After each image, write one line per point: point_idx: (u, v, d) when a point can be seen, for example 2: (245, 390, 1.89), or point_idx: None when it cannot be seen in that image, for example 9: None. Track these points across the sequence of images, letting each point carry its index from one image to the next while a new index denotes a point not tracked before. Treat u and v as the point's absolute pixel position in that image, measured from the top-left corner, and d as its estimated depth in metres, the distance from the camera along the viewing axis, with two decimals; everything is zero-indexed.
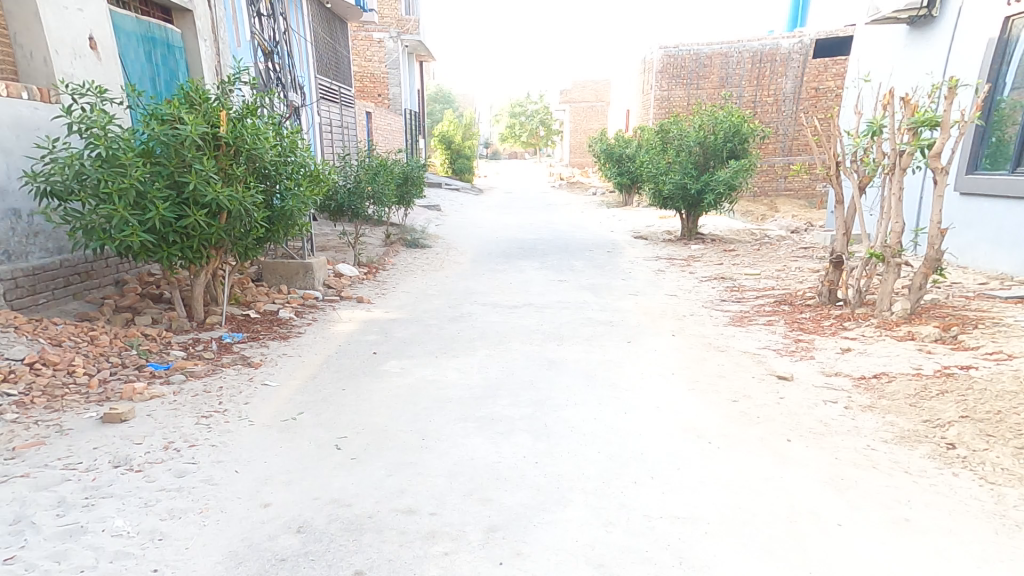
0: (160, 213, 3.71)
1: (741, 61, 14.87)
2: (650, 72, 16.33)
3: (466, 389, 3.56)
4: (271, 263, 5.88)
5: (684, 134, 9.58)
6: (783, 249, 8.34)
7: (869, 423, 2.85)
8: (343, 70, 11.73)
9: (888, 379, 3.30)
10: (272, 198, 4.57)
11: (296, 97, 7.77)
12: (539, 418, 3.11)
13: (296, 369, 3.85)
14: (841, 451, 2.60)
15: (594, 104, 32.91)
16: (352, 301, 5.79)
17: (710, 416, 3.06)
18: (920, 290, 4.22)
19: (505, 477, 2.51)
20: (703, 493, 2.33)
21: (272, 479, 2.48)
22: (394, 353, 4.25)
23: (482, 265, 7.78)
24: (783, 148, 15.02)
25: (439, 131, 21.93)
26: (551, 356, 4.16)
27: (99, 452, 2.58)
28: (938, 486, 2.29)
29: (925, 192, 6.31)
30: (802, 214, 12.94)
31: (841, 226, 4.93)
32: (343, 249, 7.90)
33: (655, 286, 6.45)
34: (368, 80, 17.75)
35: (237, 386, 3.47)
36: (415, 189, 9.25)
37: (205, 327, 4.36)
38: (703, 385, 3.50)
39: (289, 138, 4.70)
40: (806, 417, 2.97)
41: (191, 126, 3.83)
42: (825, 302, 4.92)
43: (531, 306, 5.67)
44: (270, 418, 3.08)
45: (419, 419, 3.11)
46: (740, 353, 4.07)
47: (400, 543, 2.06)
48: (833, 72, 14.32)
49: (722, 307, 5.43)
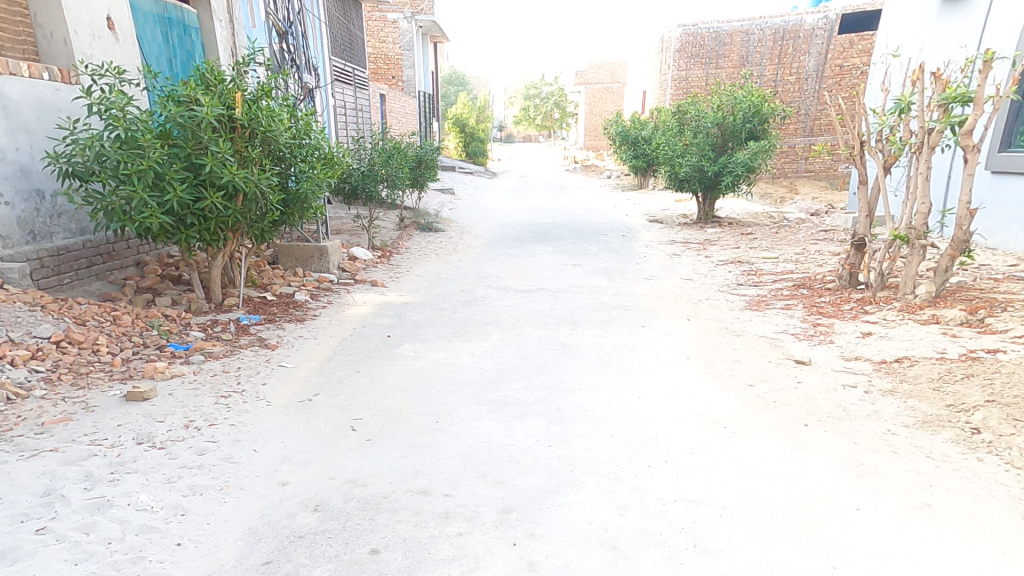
0: (178, 195, 3.76)
1: (763, 38, 14.48)
2: (668, 52, 15.99)
3: (480, 372, 3.57)
4: (287, 246, 5.93)
5: (702, 115, 9.39)
6: (802, 232, 8.18)
7: (889, 408, 2.80)
8: (357, 51, 11.66)
9: (910, 363, 3.23)
10: (286, 180, 4.60)
11: (311, 78, 7.73)
12: (553, 402, 3.12)
13: (312, 351, 3.90)
14: (860, 436, 2.57)
15: (610, 86, 32.44)
16: (366, 284, 5.83)
17: (725, 400, 3.03)
18: (946, 273, 4.11)
19: (518, 460, 2.52)
20: (717, 478, 2.32)
21: (290, 458, 2.52)
22: (408, 336, 4.28)
23: (495, 249, 7.77)
24: (804, 129, 14.67)
25: (453, 114, 21.74)
26: (565, 340, 4.15)
27: (123, 429, 2.64)
28: (961, 471, 2.25)
29: (954, 171, 6.12)
30: (822, 197, 12.66)
31: (864, 207, 4.80)
32: (358, 233, 7.94)
33: (670, 270, 6.37)
34: (382, 62, 17.63)
35: (255, 367, 3.53)
36: (429, 173, 9.22)
37: (223, 309, 4.43)
38: (718, 370, 3.47)
39: (304, 120, 4.70)
40: (823, 401, 2.93)
41: (207, 107, 3.83)
42: (846, 286, 4.82)
43: (545, 290, 5.65)
44: (287, 399, 3.13)
45: (433, 402, 3.13)
46: (756, 338, 4.01)
47: (415, 523, 2.09)
48: (858, 49, 13.91)
49: (739, 291, 5.36)
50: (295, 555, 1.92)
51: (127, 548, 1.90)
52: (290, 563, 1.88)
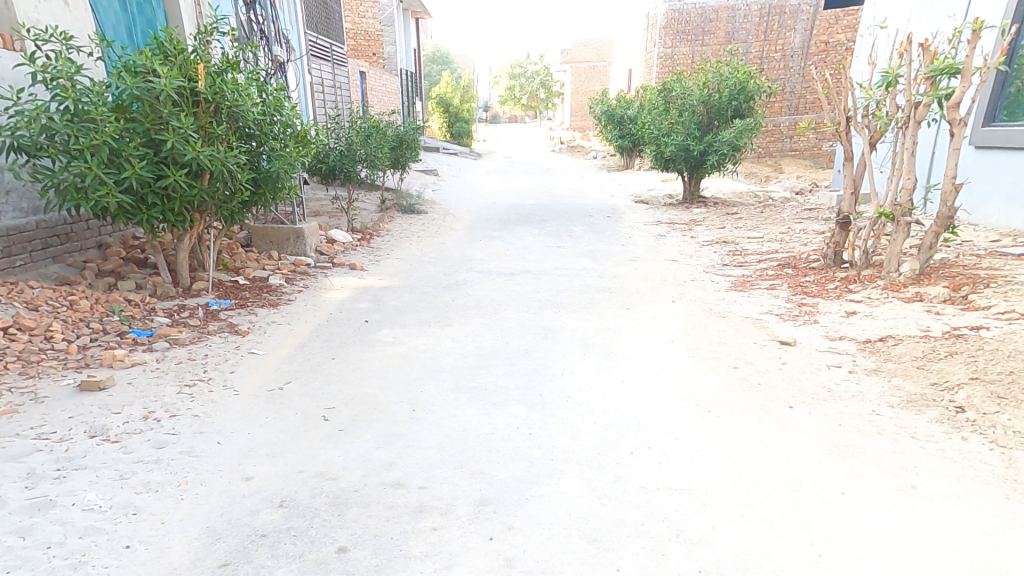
0: (137, 172, 3.57)
1: (748, 14, 14.34)
2: (654, 28, 15.76)
3: (460, 358, 3.53)
4: (261, 229, 5.77)
5: (688, 93, 9.25)
6: (786, 211, 8.16)
7: (874, 388, 2.72)
8: (335, 25, 11.32)
9: (895, 342, 3.15)
10: (258, 159, 4.47)
11: (282, 52, 7.09)
12: (534, 388, 3.09)
13: (284, 338, 3.79)
14: (844, 418, 2.49)
15: (596, 65, 32.12)
16: (345, 268, 5.69)
17: (709, 384, 3.02)
18: (930, 250, 4.01)
19: (497, 449, 2.48)
20: (701, 463, 2.27)
21: (256, 451, 2.41)
22: (387, 322, 4.20)
23: (479, 231, 7.65)
24: (789, 107, 14.61)
25: (436, 94, 21.27)
26: (547, 324, 4.09)
27: (74, 422, 2.50)
28: (946, 451, 2.16)
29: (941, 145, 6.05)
30: (806, 175, 12.66)
31: (849, 184, 4.75)
32: (337, 215, 7.75)
33: (656, 250, 6.31)
34: (362, 38, 16.65)
35: (223, 354, 3.41)
36: (411, 153, 8.97)
37: (191, 293, 4.26)
38: (703, 353, 3.45)
39: (274, 95, 4.57)
40: (808, 383, 2.89)
41: (165, 79, 3.64)
42: (830, 264, 4.79)
43: (528, 272, 5.57)
44: (256, 387, 3.02)
45: (411, 390, 3.08)
46: (741, 319, 3.98)
47: (386, 518, 2.00)
48: (843, 24, 13.84)
49: (723, 272, 5.31)
50: (256, 555, 1.82)
51: (67, 553, 1.78)
52: (250, 564, 1.78)
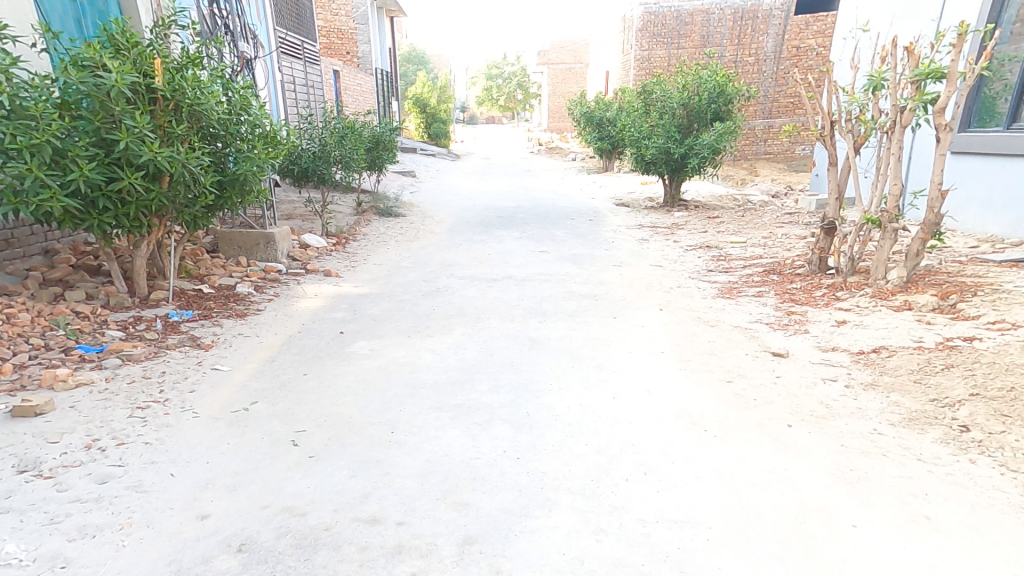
0: (85, 175, 3.30)
1: (723, 18, 14.48)
2: (630, 31, 15.79)
3: (441, 372, 3.33)
4: (229, 233, 5.48)
5: (667, 95, 9.19)
6: (767, 215, 8.16)
7: (873, 404, 2.63)
8: (307, 22, 10.99)
9: (889, 354, 3.08)
10: (224, 161, 4.26)
11: (248, 48, 6.67)
12: (521, 405, 2.92)
13: (252, 352, 3.54)
14: (846, 437, 2.39)
15: (573, 66, 32.19)
16: (319, 274, 5.43)
17: (703, 400, 2.91)
18: (917, 257, 3.97)
19: (482, 477, 2.30)
20: (700, 490, 2.14)
21: (213, 483, 2.19)
22: (363, 333, 3.98)
23: (459, 235, 7.44)
24: (764, 111, 14.77)
25: (412, 93, 20.97)
26: (532, 334, 3.93)
27: (3, 455, 2.24)
28: (956, 476, 2.06)
29: (929, 152, 6.05)
30: (781, 178, 12.80)
31: (834, 189, 4.71)
32: (311, 218, 7.46)
33: (639, 255, 6.21)
34: (336, 36, 16.37)
35: (182, 371, 3.15)
36: (387, 154, 8.71)
37: (149, 304, 3.99)
38: (694, 365, 3.34)
39: (240, 94, 4.36)
40: (805, 398, 2.80)
41: (116, 74, 3.41)
42: (816, 271, 4.75)
43: (511, 278, 5.40)
44: (218, 409, 2.78)
45: (389, 409, 2.87)
46: (730, 328, 3.89)
47: (360, 562, 1.81)
48: (814, 30, 14.05)
49: (709, 278, 5.23)
50: None
51: None
52: None
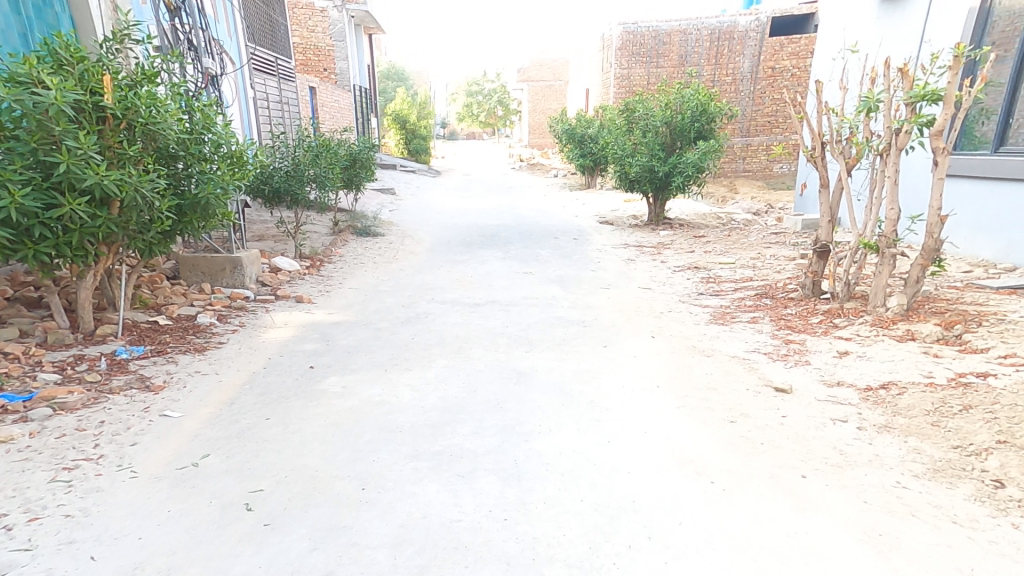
0: (17, 202, 2.98)
1: (700, 39, 14.68)
2: (609, 50, 15.88)
3: (420, 413, 3.04)
4: (192, 258, 5.14)
5: (650, 113, 9.13)
6: (753, 234, 8.08)
7: (890, 450, 2.43)
8: (282, 38, 10.75)
9: (899, 391, 2.90)
10: (181, 184, 3.97)
11: (213, 63, 6.36)
12: (508, 452, 2.64)
13: (209, 394, 3.20)
14: (868, 492, 2.18)
15: (553, 83, 32.44)
16: (290, 300, 5.11)
17: (706, 443, 2.66)
18: (917, 284, 3.84)
19: (465, 546, 2.01)
20: (713, 561, 1.89)
21: (144, 566, 1.86)
22: (336, 367, 3.66)
23: (439, 255, 7.17)
24: (742, 129, 14.90)
25: (392, 110, 20.79)
26: (519, 366, 3.66)
27: None
28: (999, 544, 1.86)
29: (926, 177, 5.99)
30: (762, 196, 12.85)
31: (826, 212, 4.57)
32: (283, 239, 7.13)
33: (627, 277, 6.02)
34: (312, 52, 16.15)
35: (124, 420, 2.84)
36: (365, 171, 8.44)
37: (94, 340, 3.71)
38: (693, 402, 3.11)
39: (200, 112, 4.11)
40: (816, 442, 2.58)
41: (56, 92, 3.10)
42: (809, 295, 4.62)
43: (494, 302, 5.13)
44: (162, 466, 2.46)
45: (361, 459, 2.56)
46: (727, 358, 3.68)
47: None
48: (787, 52, 14.20)
49: (700, 301, 5.04)
50: None
51: None
52: None
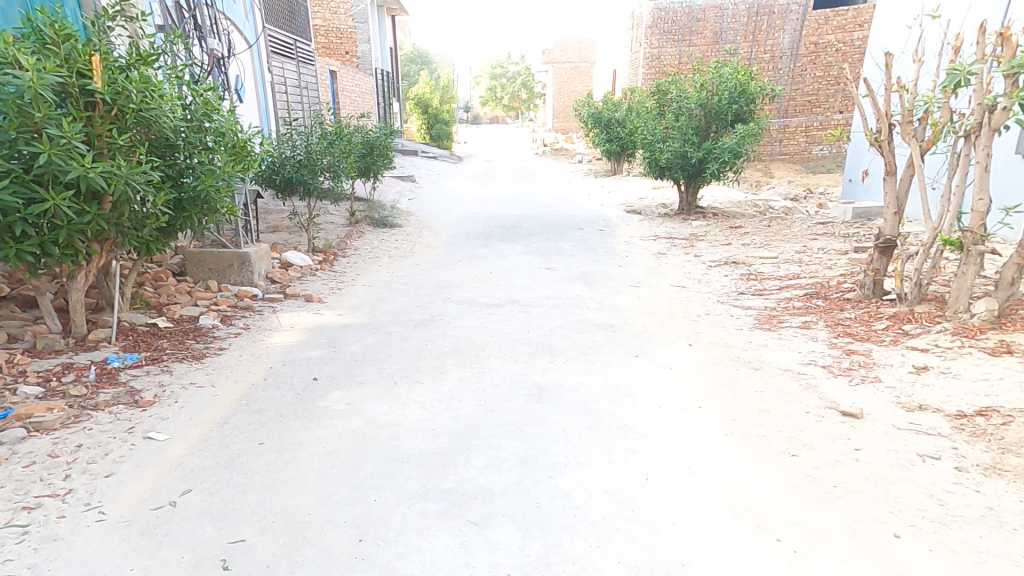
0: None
1: (736, 14, 13.85)
2: (640, 27, 15.16)
3: (431, 438, 2.67)
4: (198, 253, 4.87)
5: (684, 95, 8.52)
6: (797, 224, 7.46)
7: (1006, 503, 1.99)
8: (301, 20, 10.41)
9: (1003, 421, 2.44)
10: (178, 175, 3.65)
11: (220, 46, 6.02)
12: (530, 492, 2.25)
13: (201, 411, 2.90)
14: (987, 563, 1.74)
15: (577, 66, 31.56)
16: (298, 299, 4.80)
17: (765, 485, 2.22)
18: (1010, 286, 3.30)
19: None
20: None
21: None
22: (341, 379, 3.32)
23: (457, 248, 6.79)
24: (779, 110, 14.03)
25: (414, 94, 20.40)
26: (541, 380, 3.25)
27: None
28: None
29: (1013, 162, 5.43)
30: (799, 181, 12.07)
31: (892, 201, 3.98)
32: (296, 232, 6.84)
33: (658, 273, 5.53)
34: (334, 35, 15.88)
35: (103, 444, 2.55)
36: (383, 160, 8.08)
37: (86, 345, 3.46)
38: (742, 427, 2.66)
39: (201, 98, 3.78)
40: (904, 486, 2.13)
41: (33, 73, 2.75)
42: (870, 296, 4.10)
43: (515, 303, 4.73)
44: (135, 506, 2.16)
45: (360, 500, 2.21)
46: (778, 372, 3.22)
47: None
48: (832, 25, 13.25)
49: (742, 302, 4.55)
50: None
51: None
52: None
